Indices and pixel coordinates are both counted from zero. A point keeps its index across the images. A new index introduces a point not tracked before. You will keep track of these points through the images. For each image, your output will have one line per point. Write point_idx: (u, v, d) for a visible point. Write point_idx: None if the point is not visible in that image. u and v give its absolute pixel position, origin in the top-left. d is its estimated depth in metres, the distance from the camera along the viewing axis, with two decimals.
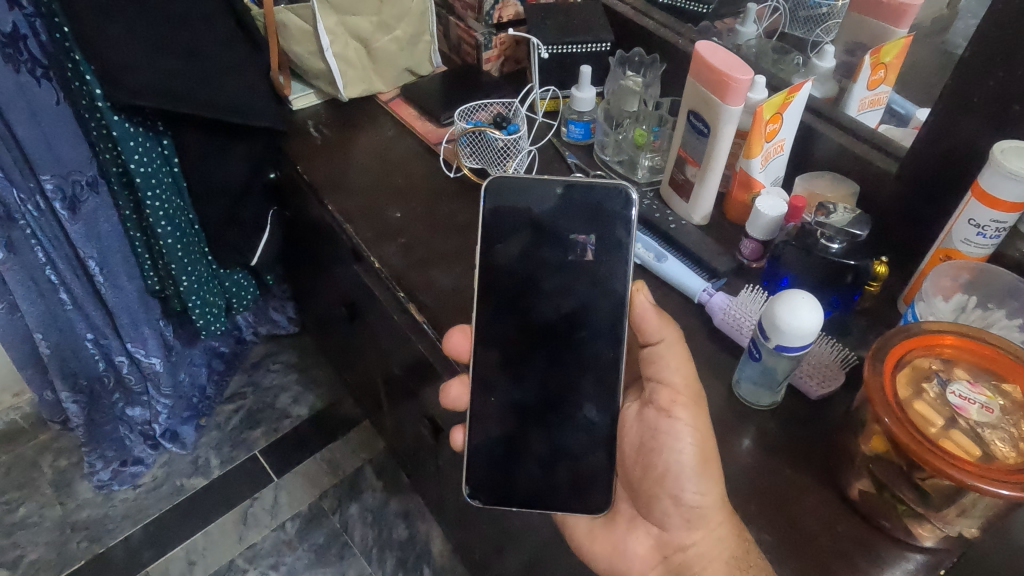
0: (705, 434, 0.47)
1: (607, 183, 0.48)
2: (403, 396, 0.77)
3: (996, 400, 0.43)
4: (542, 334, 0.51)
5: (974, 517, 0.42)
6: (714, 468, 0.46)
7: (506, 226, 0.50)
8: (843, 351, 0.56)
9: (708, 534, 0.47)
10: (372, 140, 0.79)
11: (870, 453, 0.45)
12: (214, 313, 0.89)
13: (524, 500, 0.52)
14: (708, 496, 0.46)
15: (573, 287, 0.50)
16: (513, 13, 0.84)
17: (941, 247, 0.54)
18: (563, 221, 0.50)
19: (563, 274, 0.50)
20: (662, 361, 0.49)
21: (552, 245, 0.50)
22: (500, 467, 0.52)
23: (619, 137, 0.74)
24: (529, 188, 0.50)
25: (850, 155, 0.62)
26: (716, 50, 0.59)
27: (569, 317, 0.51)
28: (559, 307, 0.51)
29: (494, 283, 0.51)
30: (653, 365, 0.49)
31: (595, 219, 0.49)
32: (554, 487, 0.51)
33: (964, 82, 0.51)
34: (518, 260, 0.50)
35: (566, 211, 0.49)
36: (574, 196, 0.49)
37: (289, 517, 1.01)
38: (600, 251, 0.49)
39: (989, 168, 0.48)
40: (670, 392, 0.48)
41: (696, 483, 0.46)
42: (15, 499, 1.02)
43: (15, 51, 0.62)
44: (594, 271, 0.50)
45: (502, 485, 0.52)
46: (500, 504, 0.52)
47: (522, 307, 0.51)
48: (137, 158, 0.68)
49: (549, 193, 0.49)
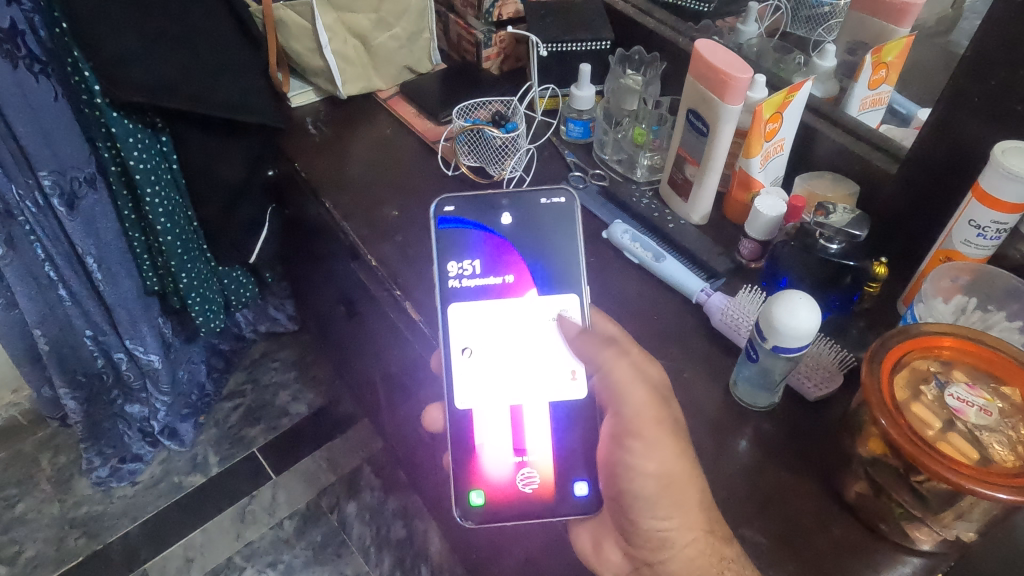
0: (675, 464, 0.46)
1: (546, 196, 0.53)
2: (401, 395, 0.77)
3: (995, 403, 0.43)
4: (512, 339, 0.52)
5: (972, 520, 0.41)
6: (683, 495, 0.45)
7: (461, 241, 0.53)
8: (843, 353, 0.55)
9: (680, 552, 0.46)
10: (371, 138, 0.79)
11: (868, 456, 0.44)
12: (213, 310, 0.89)
13: (516, 514, 0.49)
14: (673, 520, 0.46)
15: (533, 292, 0.52)
16: (512, 11, 0.83)
17: (941, 248, 0.54)
18: (515, 230, 0.53)
19: (522, 278, 0.52)
20: (625, 392, 0.48)
21: (508, 254, 0.53)
22: (487, 481, 0.50)
23: (618, 136, 0.73)
24: (477, 204, 0.53)
25: (850, 155, 0.62)
26: (716, 48, 0.58)
27: (536, 318, 0.52)
28: (524, 311, 0.52)
29: (460, 297, 0.52)
30: (614, 393, 0.48)
31: (550, 225, 0.53)
32: (543, 495, 0.50)
33: (966, 82, 0.50)
34: (479, 270, 0.52)
35: (518, 223, 0.53)
36: (525, 208, 0.53)
37: (287, 515, 1.01)
38: (562, 253, 0.53)
39: (989, 168, 0.48)
40: (631, 424, 0.47)
41: (664, 509, 0.46)
42: (14, 495, 1.02)
43: (14, 46, 0.62)
44: (551, 272, 0.52)
45: (492, 500, 0.50)
46: (492, 521, 0.49)
47: (487, 317, 0.52)
48: (136, 155, 0.68)
49: (498, 206, 0.53)
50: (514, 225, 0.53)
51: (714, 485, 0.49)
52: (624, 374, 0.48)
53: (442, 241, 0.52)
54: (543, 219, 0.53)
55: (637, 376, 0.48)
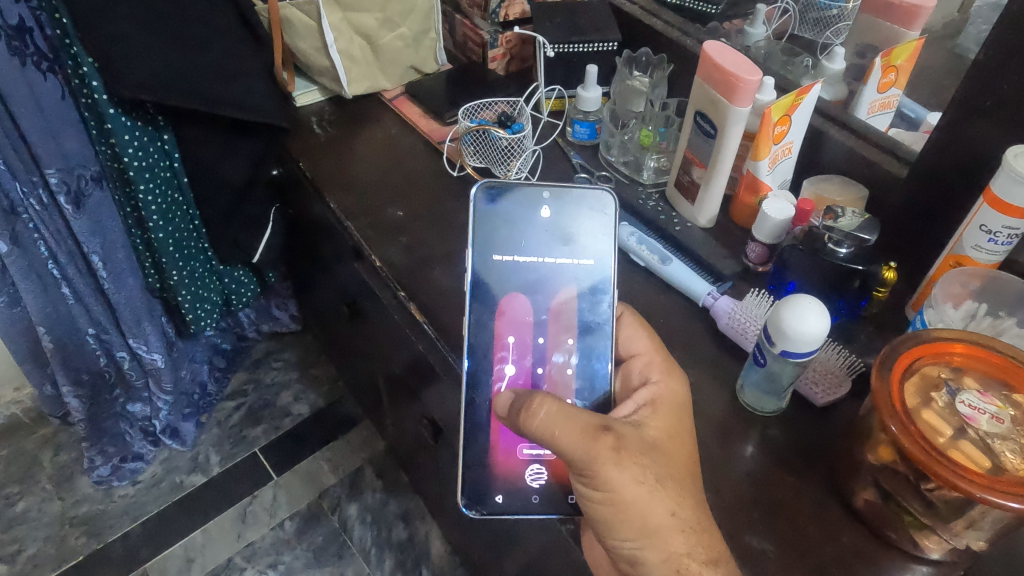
0: (627, 490, 0.42)
1: (591, 191, 0.53)
2: (405, 397, 0.76)
3: (1007, 410, 0.42)
4: (540, 333, 0.52)
5: (983, 529, 0.41)
6: (656, 520, 0.42)
7: (499, 225, 0.52)
8: (850, 358, 0.55)
9: (652, 569, 0.42)
10: (376, 138, 0.78)
11: (877, 462, 0.44)
12: (206, 308, 0.86)
13: (520, 506, 0.49)
14: (642, 538, 0.42)
15: (563, 288, 0.52)
16: (519, 11, 0.83)
17: (951, 253, 0.53)
18: (553, 222, 0.53)
19: (554, 275, 0.52)
20: (553, 439, 0.42)
21: (544, 245, 0.52)
22: (495, 471, 0.50)
23: (625, 138, 0.74)
24: (520, 195, 0.52)
25: (860, 159, 0.61)
26: (724, 51, 0.58)
27: (563, 317, 0.52)
28: (551, 306, 0.52)
29: (490, 282, 0.52)
30: (542, 442, 0.43)
31: (584, 222, 0.53)
32: (551, 493, 0.49)
33: (980, 86, 0.50)
34: (517, 259, 0.52)
35: (557, 215, 0.53)
36: (564, 202, 0.53)
37: (288, 516, 1.00)
38: (593, 249, 0.52)
39: (1001, 173, 0.47)
40: (579, 468, 0.42)
41: (625, 530, 0.42)
42: (15, 493, 1.02)
43: (22, 45, 0.62)
44: (582, 271, 0.52)
45: (499, 491, 0.49)
46: (497, 512, 0.49)
47: (513, 307, 0.52)
48: (132, 152, 0.67)
49: (538, 197, 0.53)
50: (547, 219, 0.53)
51: (721, 490, 0.49)
52: (548, 418, 0.42)
53: (481, 223, 0.52)
54: (580, 216, 0.53)
55: (524, 413, 0.43)
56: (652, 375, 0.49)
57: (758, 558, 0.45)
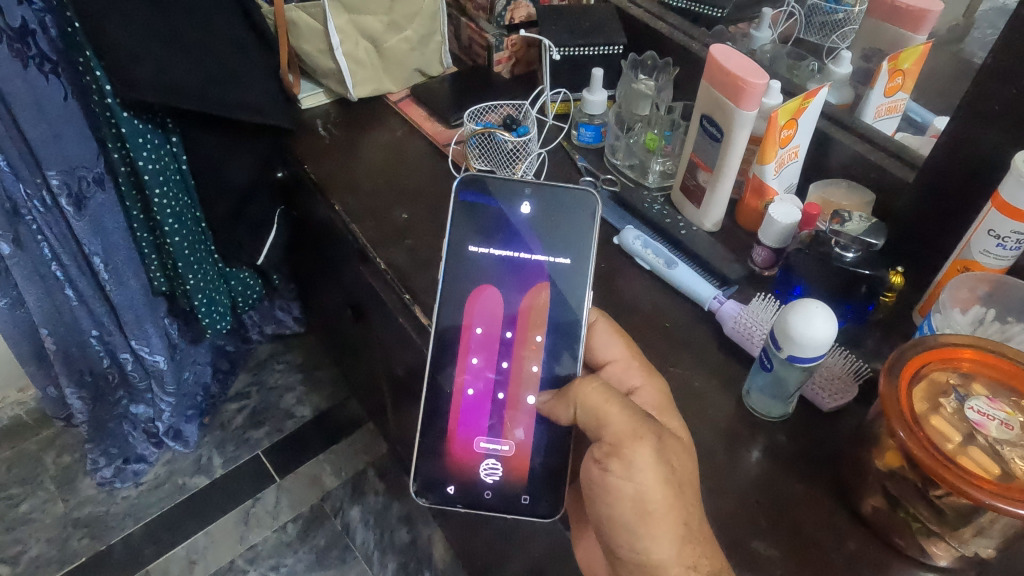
0: (648, 487, 0.41)
1: (573, 191, 0.50)
2: (408, 400, 0.76)
3: (1016, 417, 0.41)
4: (507, 327, 0.50)
5: (991, 537, 0.40)
6: (656, 530, 0.41)
7: (476, 219, 0.51)
8: (856, 363, 0.55)
9: None
10: (381, 141, 0.78)
11: (884, 469, 0.43)
12: (219, 311, 0.86)
13: (471, 500, 0.50)
14: (652, 553, 0.41)
15: (537, 286, 0.50)
16: (525, 15, 0.83)
17: (959, 257, 0.53)
18: (532, 220, 0.51)
19: (528, 272, 0.51)
20: (603, 412, 0.43)
21: (520, 243, 0.51)
22: (448, 460, 0.50)
23: (630, 141, 0.72)
24: (501, 189, 0.51)
25: (866, 164, 0.61)
26: (731, 54, 0.58)
27: (536, 315, 0.50)
28: (523, 303, 0.50)
29: (464, 272, 0.51)
30: (589, 415, 0.44)
31: (565, 223, 0.51)
32: (502, 490, 0.49)
33: (989, 90, 0.49)
34: (493, 252, 0.51)
35: (538, 214, 0.51)
36: (546, 201, 0.51)
37: (290, 519, 1.00)
38: (573, 249, 0.50)
39: (1010, 177, 0.47)
40: (611, 444, 0.43)
41: (643, 534, 0.41)
42: (18, 495, 1.02)
43: (24, 46, 0.62)
44: (558, 272, 0.50)
45: (450, 482, 0.50)
46: (446, 502, 0.50)
47: (483, 300, 0.51)
48: (145, 155, 0.67)
49: (519, 194, 0.51)
50: (528, 217, 0.51)
51: (727, 495, 0.48)
52: (598, 391, 0.44)
53: (459, 215, 0.51)
54: (562, 216, 0.51)
55: (580, 381, 0.45)
56: (634, 381, 0.49)
57: (763, 563, 0.45)
